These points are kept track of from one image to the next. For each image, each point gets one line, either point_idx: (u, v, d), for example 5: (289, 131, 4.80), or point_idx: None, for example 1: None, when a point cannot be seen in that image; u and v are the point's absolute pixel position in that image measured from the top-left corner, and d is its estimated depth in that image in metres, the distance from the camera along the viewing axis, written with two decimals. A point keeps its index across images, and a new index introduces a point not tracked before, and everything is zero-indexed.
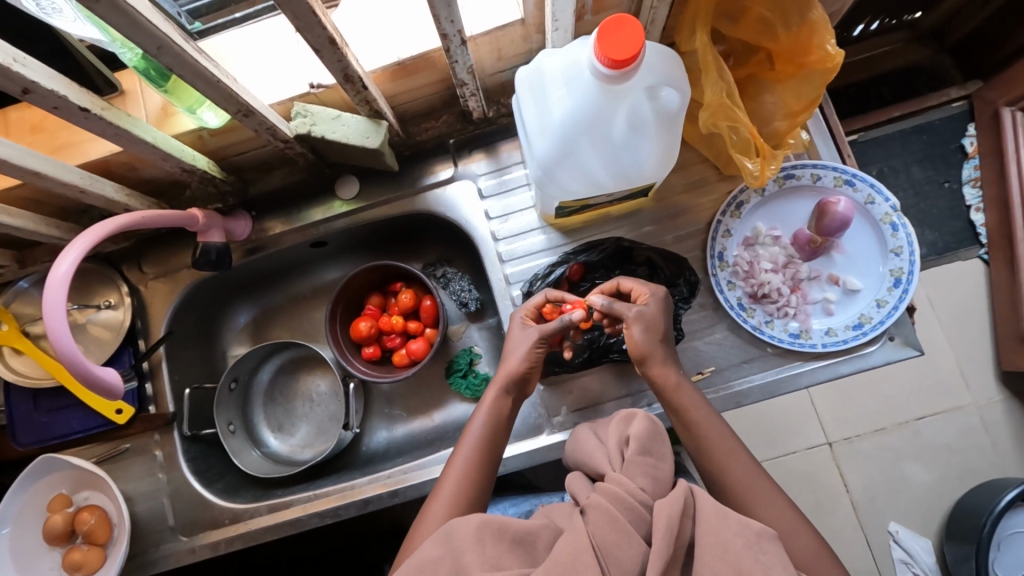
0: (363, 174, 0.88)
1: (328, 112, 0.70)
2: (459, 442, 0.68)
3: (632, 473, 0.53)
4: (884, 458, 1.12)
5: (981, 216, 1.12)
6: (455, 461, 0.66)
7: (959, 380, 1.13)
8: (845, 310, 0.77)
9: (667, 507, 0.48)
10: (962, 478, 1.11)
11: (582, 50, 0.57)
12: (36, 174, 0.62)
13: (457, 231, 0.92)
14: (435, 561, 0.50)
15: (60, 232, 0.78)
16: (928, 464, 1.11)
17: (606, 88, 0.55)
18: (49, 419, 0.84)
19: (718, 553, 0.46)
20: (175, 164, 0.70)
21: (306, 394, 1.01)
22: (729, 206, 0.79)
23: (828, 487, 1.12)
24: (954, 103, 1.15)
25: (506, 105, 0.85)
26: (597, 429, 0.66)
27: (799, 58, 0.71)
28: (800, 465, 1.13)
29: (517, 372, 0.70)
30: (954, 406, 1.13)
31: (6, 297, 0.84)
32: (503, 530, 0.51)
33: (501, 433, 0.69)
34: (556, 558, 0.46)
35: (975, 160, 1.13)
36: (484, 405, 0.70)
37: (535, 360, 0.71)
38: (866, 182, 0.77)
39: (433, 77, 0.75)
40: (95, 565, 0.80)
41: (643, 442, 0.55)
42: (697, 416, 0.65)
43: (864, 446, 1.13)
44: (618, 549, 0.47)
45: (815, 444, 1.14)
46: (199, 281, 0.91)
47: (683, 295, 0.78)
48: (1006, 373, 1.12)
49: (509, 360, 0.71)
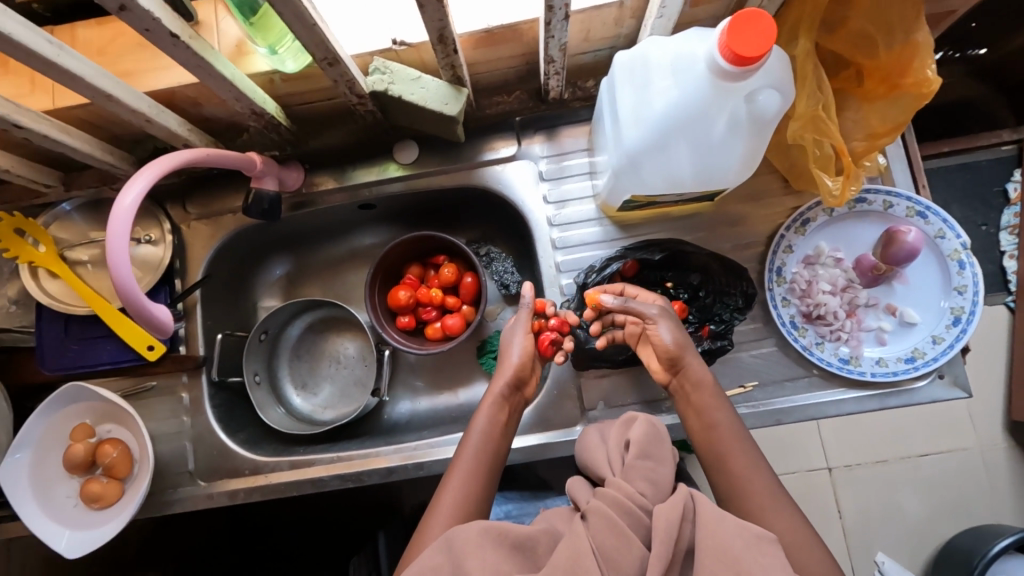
0: (423, 140, 0.86)
1: (407, 72, 0.67)
2: (460, 450, 0.67)
3: (631, 476, 0.54)
4: (882, 489, 1.15)
5: (1013, 263, 1.10)
6: (458, 467, 0.66)
7: (966, 422, 1.16)
8: (898, 342, 0.76)
9: (666, 511, 0.48)
10: (953, 517, 1.13)
11: (699, 41, 0.53)
12: (107, 97, 0.60)
13: (507, 211, 0.90)
14: (435, 567, 0.50)
15: (113, 159, 0.77)
16: (923, 498, 1.14)
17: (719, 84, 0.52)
18: (79, 348, 0.83)
19: (717, 555, 0.46)
20: (246, 106, 0.67)
21: (332, 354, 1.00)
22: (794, 222, 0.78)
23: (823, 509, 1.15)
24: (1004, 146, 1.12)
25: (582, 89, 0.83)
26: (604, 432, 0.68)
27: (895, 79, 0.69)
28: (799, 485, 1.16)
29: (514, 373, 0.72)
30: (958, 448, 1.15)
31: (46, 218, 0.84)
32: (503, 534, 0.50)
33: (499, 441, 0.69)
34: (556, 562, 0.46)
35: (1016, 206, 1.10)
36: (480, 414, 0.69)
37: (528, 354, 0.73)
38: (940, 216, 0.74)
39: (517, 50, 0.73)
40: (113, 499, 0.79)
41: (642, 446, 0.57)
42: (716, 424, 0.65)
43: (864, 475, 1.16)
44: (617, 554, 0.47)
45: (816, 468, 1.16)
46: (241, 228, 0.89)
47: (739, 306, 0.77)
48: (1013, 422, 1.14)
49: (506, 362, 0.73)
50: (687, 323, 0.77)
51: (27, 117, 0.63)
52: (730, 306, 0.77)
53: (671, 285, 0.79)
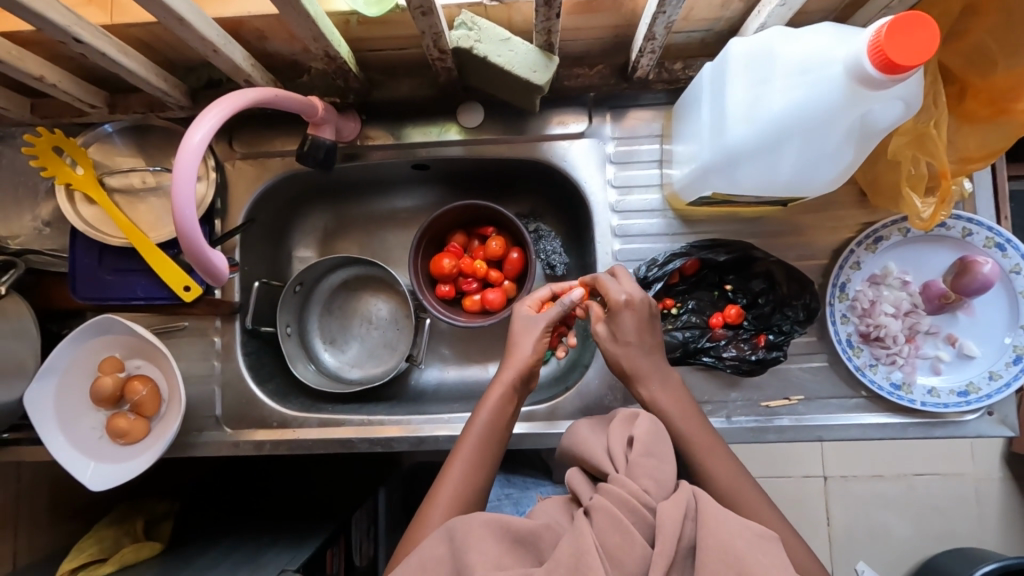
0: (490, 104, 0.81)
1: (497, 32, 0.63)
2: (463, 438, 0.67)
3: (637, 473, 0.52)
4: (875, 505, 1.17)
5: None
6: (460, 453, 0.65)
7: (966, 451, 1.17)
8: (953, 374, 0.74)
9: (668, 512, 0.47)
10: (943, 541, 1.16)
11: (834, 42, 0.49)
12: (179, 20, 0.56)
13: (565, 189, 0.87)
14: (438, 560, 0.50)
15: (166, 85, 0.72)
16: (917, 519, 1.17)
17: (851, 92, 0.48)
18: (115, 279, 0.80)
19: (719, 554, 0.45)
20: (322, 47, 0.63)
21: (364, 314, 0.97)
22: (866, 238, 0.75)
23: (819, 518, 1.17)
24: None
25: (669, 71, 0.78)
26: (596, 426, 0.65)
27: (1004, 102, 0.64)
28: (799, 493, 1.18)
29: (524, 367, 0.70)
30: (956, 473, 1.17)
31: (87, 137, 0.79)
32: (505, 527, 0.51)
33: (503, 432, 0.68)
34: (559, 558, 0.46)
35: None
36: (488, 404, 0.68)
37: (541, 352, 0.71)
38: (1019, 251, 0.71)
39: (610, 21, 0.68)
40: (139, 436, 0.77)
41: (646, 444, 0.54)
42: (700, 440, 0.64)
43: (858, 488, 1.18)
44: (620, 552, 0.46)
45: (812, 475, 1.18)
46: (288, 173, 0.85)
47: (798, 319, 0.75)
48: (1012, 455, 1.16)
49: (518, 353, 0.71)
50: (742, 328, 0.76)
51: (86, 30, 0.59)
52: (789, 317, 0.75)
53: (731, 288, 0.77)
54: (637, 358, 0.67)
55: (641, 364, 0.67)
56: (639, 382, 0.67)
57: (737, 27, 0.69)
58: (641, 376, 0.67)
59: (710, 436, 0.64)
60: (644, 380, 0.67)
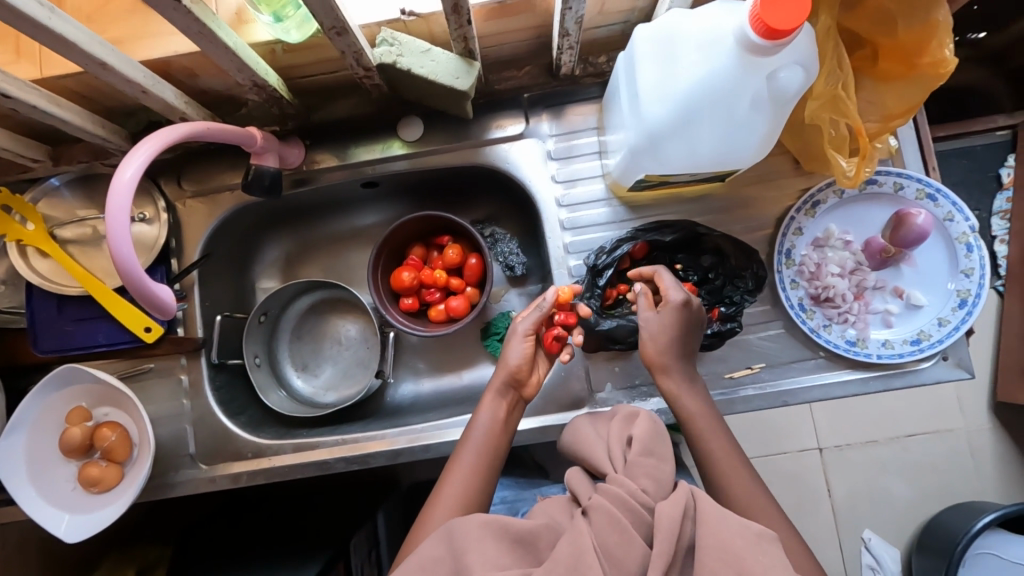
0: (429, 117, 0.83)
1: (417, 45, 0.65)
2: (460, 447, 0.67)
3: (637, 472, 0.54)
4: (869, 468, 1.18)
5: (1005, 247, 1.08)
6: (459, 463, 0.65)
7: (951, 405, 1.19)
8: (904, 324, 0.76)
9: (668, 510, 0.48)
10: (939, 496, 1.17)
11: (728, 16, 0.51)
12: (103, 65, 0.57)
13: (513, 190, 0.89)
14: (436, 560, 0.51)
15: (105, 132, 0.73)
16: (909, 476, 1.18)
17: (746, 59, 0.51)
18: (73, 329, 0.80)
19: (718, 554, 0.46)
20: (248, 76, 0.64)
21: (334, 336, 0.98)
22: (804, 204, 0.77)
23: (814, 487, 1.18)
24: (998, 131, 1.08)
25: (593, 65, 0.81)
26: (597, 421, 0.68)
27: (913, 58, 0.67)
28: (792, 466, 1.19)
29: (512, 370, 0.70)
30: (944, 428, 1.19)
31: (35, 193, 0.81)
32: (505, 529, 0.51)
33: (501, 436, 0.68)
34: (558, 558, 0.47)
35: (1008, 191, 1.08)
36: (481, 409, 0.69)
37: (528, 356, 0.70)
38: (949, 199, 0.74)
39: (529, 22, 0.71)
40: (112, 483, 0.77)
41: (646, 444, 0.56)
42: (707, 429, 0.65)
43: (852, 455, 1.19)
44: (619, 550, 0.47)
45: (807, 448, 1.19)
46: (240, 205, 0.86)
47: (749, 288, 0.76)
48: (996, 404, 1.17)
49: (505, 360, 0.71)
50: None
51: (13, 85, 0.60)
52: (741, 289, 0.76)
53: (681, 267, 0.78)
54: (670, 353, 0.67)
55: (664, 356, 0.68)
56: (660, 375, 0.68)
57: (650, 16, 0.72)
58: (663, 370, 0.68)
59: (717, 425, 0.66)
60: (666, 373, 0.68)
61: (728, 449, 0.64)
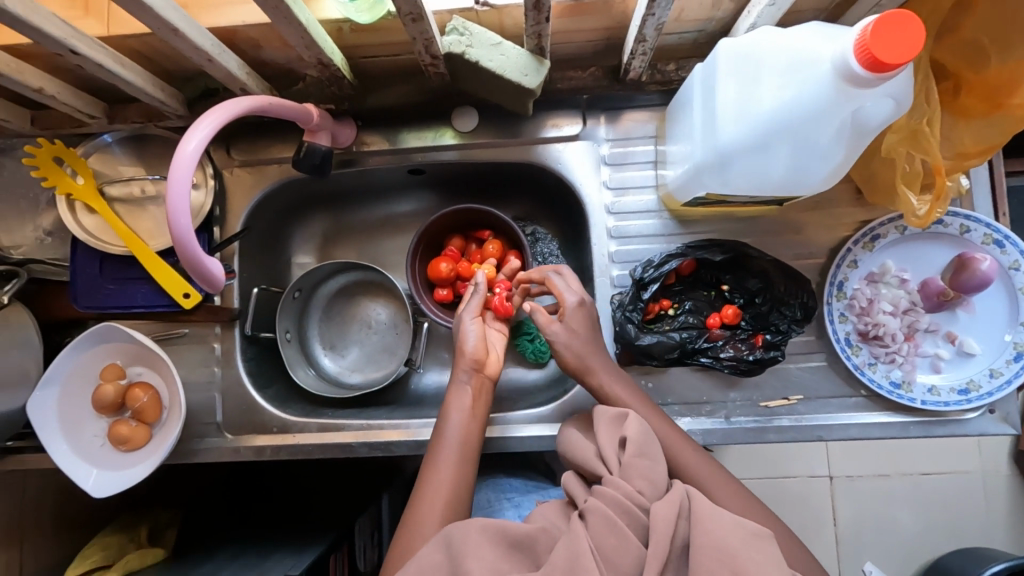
0: (484, 108, 0.81)
1: (488, 37, 0.63)
2: (436, 446, 0.68)
3: (632, 474, 0.53)
4: (883, 504, 1.16)
5: None
6: (437, 463, 0.66)
7: (973, 448, 1.17)
8: (953, 372, 0.74)
9: (663, 510, 0.47)
10: (952, 540, 1.15)
11: (826, 44, 0.49)
12: (174, 31, 0.56)
13: (560, 191, 0.87)
14: (435, 565, 0.50)
15: (163, 95, 0.73)
16: (922, 516, 1.16)
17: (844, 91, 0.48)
18: (115, 288, 0.81)
19: (714, 553, 0.44)
20: (315, 54, 0.64)
21: (363, 319, 0.98)
22: (863, 236, 0.75)
23: (825, 517, 1.16)
24: None
25: (662, 72, 0.78)
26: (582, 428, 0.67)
27: (1000, 97, 0.63)
28: (804, 493, 1.17)
29: (470, 359, 0.74)
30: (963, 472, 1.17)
31: (87, 148, 0.81)
32: (503, 532, 0.51)
33: (472, 426, 0.70)
34: (555, 562, 0.46)
35: None
36: (450, 402, 0.71)
37: (479, 336, 0.75)
38: (1018, 248, 0.71)
39: (603, 23, 0.69)
40: (141, 443, 0.78)
41: (640, 445, 0.55)
42: (672, 442, 0.65)
43: (867, 489, 1.17)
44: (616, 554, 0.46)
45: (818, 475, 1.17)
46: (286, 180, 0.86)
47: (796, 318, 0.74)
48: (1021, 453, 1.15)
49: (461, 349, 0.75)
50: (739, 328, 0.76)
51: (83, 42, 0.59)
52: (787, 317, 0.74)
53: (728, 288, 0.77)
54: (591, 355, 0.72)
55: (590, 357, 0.72)
56: (589, 377, 0.71)
57: (729, 27, 0.70)
58: (594, 369, 0.71)
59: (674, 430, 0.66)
60: (594, 371, 0.71)
61: (702, 460, 0.64)
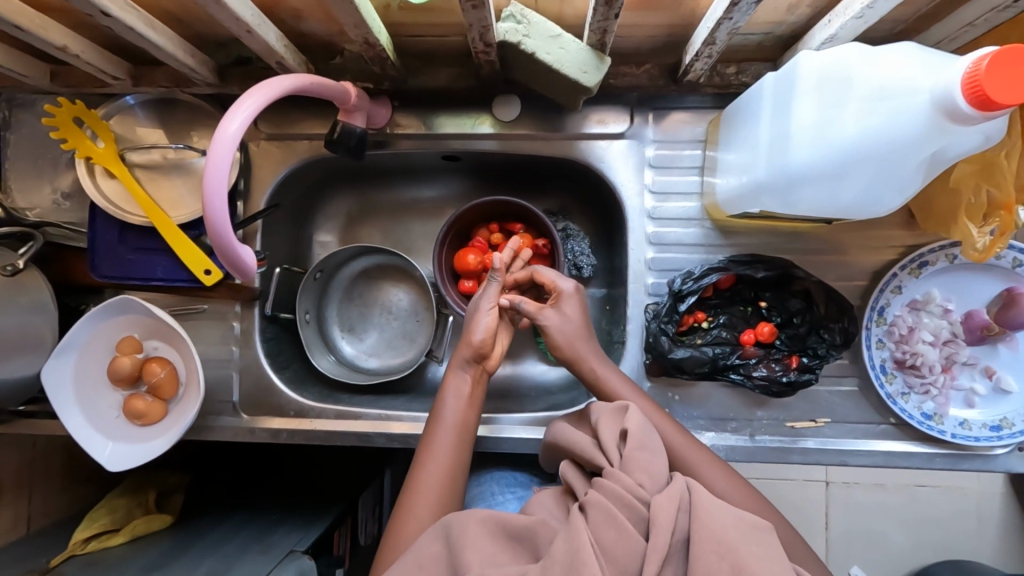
0: (528, 97, 0.77)
1: (547, 28, 0.59)
2: (432, 431, 0.66)
3: (632, 466, 0.50)
4: (880, 515, 1.17)
5: None
6: (432, 453, 0.64)
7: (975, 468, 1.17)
8: (987, 407, 0.73)
9: (665, 503, 0.46)
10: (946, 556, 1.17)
11: (925, 75, 0.46)
12: (215, 0, 0.52)
13: (598, 189, 0.84)
14: (434, 558, 0.50)
15: (193, 61, 0.69)
16: (919, 531, 1.17)
17: (939, 126, 0.46)
18: (133, 258, 0.78)
19: (713, 545, 0.43)
20: (362, 33, 0.60)
21: (384, 303, 0.96)
22: (911, 262, 0.72)
23: (823, 525, 1.17)
24: None
25: (720, 75, 0.73)
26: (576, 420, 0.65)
27: None
28: (805, 500, 1.18)
29: (476, 347, 0.69)
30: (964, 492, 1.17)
31: (108, 110, 0.78)
32: (502, 524, 0.50)
33: (469, 414, 0.67)
34: (554, 557, 0.45)
35: None
36: (448, 386, 0.69)
37: (493, 326, 0.70)
38: None
39: (667, 19, 0.65)
40: (157, 418, 0.77)
41: (640, 437, 0.53)
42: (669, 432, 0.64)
43: (867, 500, 1.18)
44: (617, 551, 0.45)
45: (815, 479, 1.18)
46: (315, 157, 0.82)
47: (835, 343, 0.72)
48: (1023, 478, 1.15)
49: (468, 337, 0.70)
50: (774, 348, 0.74)
51: (115, 3, 0.55)
52: (826, 341, 0.72)
53: (766, 306, 0.75)
54: (584, 344, 0.70)
55: (583, 345, 0.70)
56: (580, 364, 0.69)
57: (799, 33, 0.66)
58: (586, 357, 0.69)
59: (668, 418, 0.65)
60: (585, 359, 0.69)
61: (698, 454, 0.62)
